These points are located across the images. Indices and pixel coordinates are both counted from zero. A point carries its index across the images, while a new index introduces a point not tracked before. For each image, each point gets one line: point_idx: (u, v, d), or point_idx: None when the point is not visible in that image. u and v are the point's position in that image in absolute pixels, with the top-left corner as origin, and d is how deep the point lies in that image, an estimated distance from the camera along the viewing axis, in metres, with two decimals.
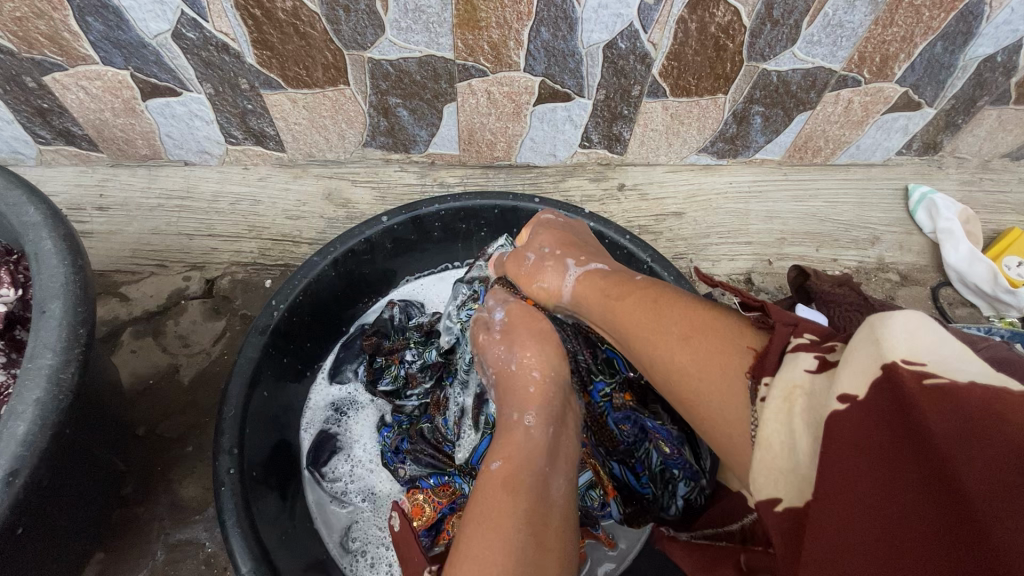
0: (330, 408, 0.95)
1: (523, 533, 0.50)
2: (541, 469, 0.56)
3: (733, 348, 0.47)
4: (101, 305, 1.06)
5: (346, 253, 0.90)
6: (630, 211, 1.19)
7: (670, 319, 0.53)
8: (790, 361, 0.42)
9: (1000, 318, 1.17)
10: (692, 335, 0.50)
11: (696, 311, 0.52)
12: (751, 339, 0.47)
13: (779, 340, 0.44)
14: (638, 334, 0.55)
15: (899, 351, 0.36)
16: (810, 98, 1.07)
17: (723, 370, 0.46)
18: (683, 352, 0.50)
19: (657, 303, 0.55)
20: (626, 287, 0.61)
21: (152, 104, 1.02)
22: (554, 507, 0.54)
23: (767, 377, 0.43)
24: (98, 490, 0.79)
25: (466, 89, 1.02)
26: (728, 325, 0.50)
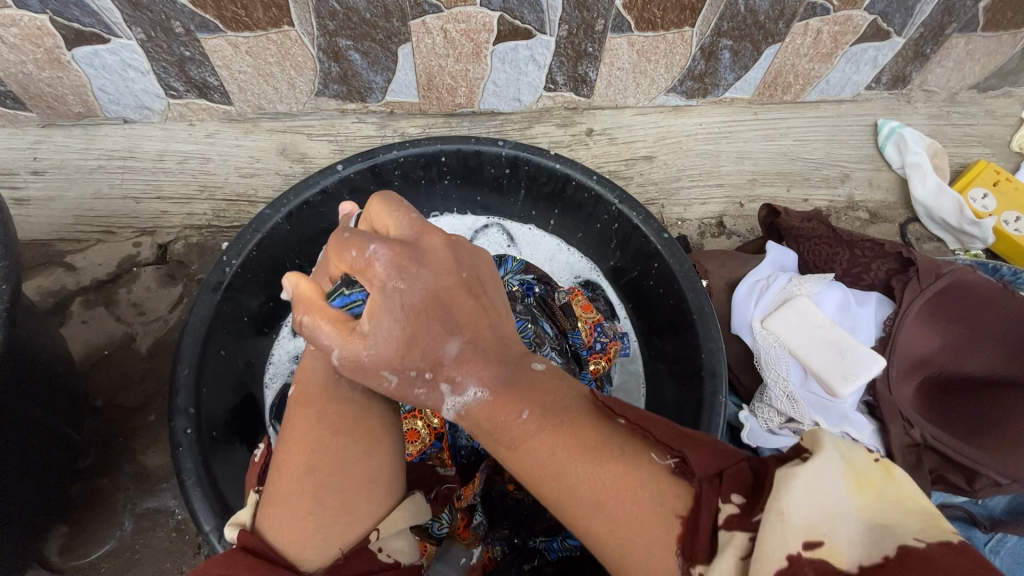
0: (296, 360, 0.91)
1: (319, 434, 0.57)
2: (333, 380, 0.62)
3: (661, 514, 0.40)
4: (45, 275, 1.01)
5: (301, 204, 0.85)
6: (599, 157, 1.17)
7: (586, 473, 0.44)
8: (724, 542, 0.37)
9: (965, 251, 1.18)
10: (609, 497, 0.42)
11: (607, 465, 0.44)
12: (676, 501, 0.41)
13: (709, 507, 0.39)
14: (552, 491, 0.45)
15: (800, 528, 0.35)
16: (779, 29, 1.04)
17: (657, 555, 0.39)
18: (599, 522, 0.42)
19: (573, 442, 0.47)
20: (515, 430, 0.50)
21: (79, 54, 0.94)
22: (350, 402, 0.61)
23: (700, 564, 0.37)
24: (45, 460, 0.75)
25: (420, 27, 0.96)
26: (651, 481, 0.42)
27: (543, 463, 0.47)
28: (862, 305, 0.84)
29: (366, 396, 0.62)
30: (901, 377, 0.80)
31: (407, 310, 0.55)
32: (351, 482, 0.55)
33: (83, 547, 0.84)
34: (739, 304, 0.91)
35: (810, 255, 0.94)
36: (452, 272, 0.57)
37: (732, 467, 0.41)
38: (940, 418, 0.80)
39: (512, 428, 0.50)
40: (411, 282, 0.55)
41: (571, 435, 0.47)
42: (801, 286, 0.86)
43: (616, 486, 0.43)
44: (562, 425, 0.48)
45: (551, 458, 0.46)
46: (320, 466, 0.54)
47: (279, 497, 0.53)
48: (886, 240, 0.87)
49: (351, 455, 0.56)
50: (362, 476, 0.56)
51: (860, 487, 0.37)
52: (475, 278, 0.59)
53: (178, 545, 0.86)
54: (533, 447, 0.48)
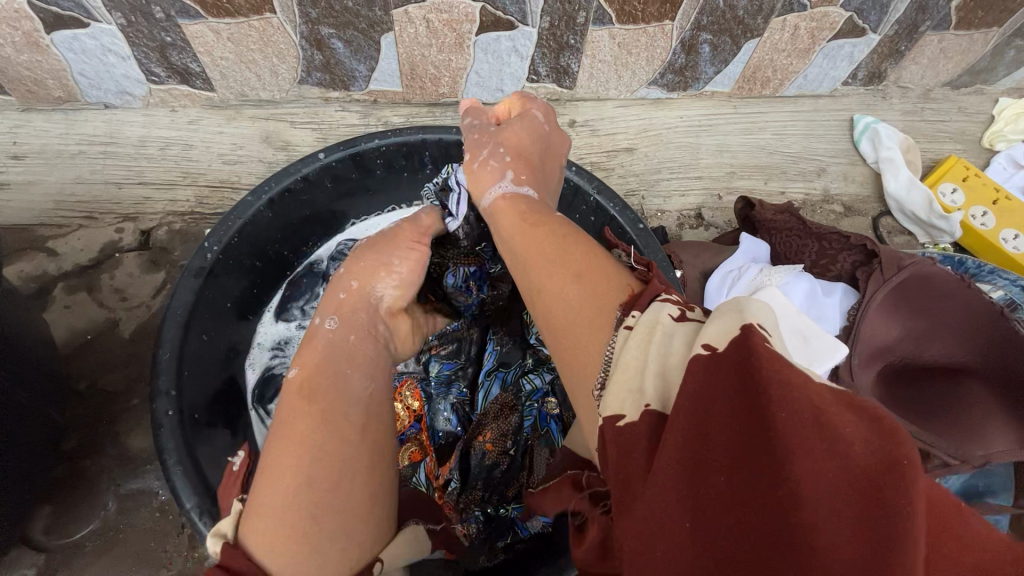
0: (276, 346, 0.93)
1: (321, 438, 0.57)
2: (339, 377, 0.62)
3: (615, 288, 0.50)
4: (27, 260, 1.01)
5: (282, 191, 0.85)
6: (581, 147, 1.18)
7: (576, 259, 0.53)
8: (657, 307, 0.45)
9: (934, 244, 1.21)
10: (584, 273, 0.52)
11: (596, 261, 0.53)
12: (631, 285, 0.50)
13: (654, 290, 0.48)
14: (540, 267, 0.55)
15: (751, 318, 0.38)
16: (757, 25, 1.06)
17: (601, 307, 0.48)
18: (572, 287, 0.51)
19: (564, 244, 0.56)
20: (549, 220, 0.61)
21: (58, 37, 0.93)
22: (354, 406, 0.61)
23: (636, 312, 0.46)
24: (27, 440, 0.77)
25: (402, 16, 0.97)
26: (612, 271, 0.52)
27: (547, 248, 0.56)
28: (829, 295, 0.89)
29: (367, 398, 0.62)
30: (863, 364, 0.83)
31: (530, 130, 0.74)
32: (349, 496, 0.56)
33: (68, 527, 0.85)
34: (712, 293, 0.94)
35: (781, 247, 0.97)
36: (558, 143, 0.78)
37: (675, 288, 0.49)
38: (900, 403, 0.84)
39: (544, 220, 0.61)
40: (545, 120, 0.76)
41: (577, 238, 0.57)
42: (771, 276, 0.89)
43: (593, 269, 0.52)
44: (572, 230, 0.58)
45: (557, 242, 0.57)
46: (318, 478, 0.55)
47: (274, 508, 0.54)
48: (851, 232, 0.90)
49: (353, 464, 0.57)
50: (359, 487, 0.57)
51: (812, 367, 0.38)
52: (553, 151, 0.76)
53: (162, 524, 0.87)
54: (538, 237, 0.58)
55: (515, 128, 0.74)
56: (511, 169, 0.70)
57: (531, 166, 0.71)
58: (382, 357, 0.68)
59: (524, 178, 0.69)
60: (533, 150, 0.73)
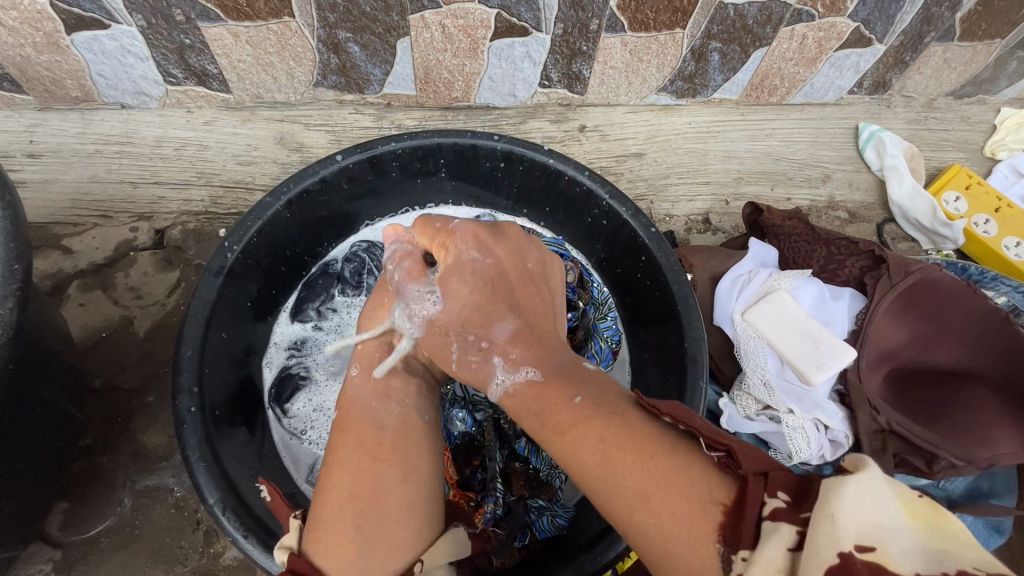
0: (292, 346, 0.94)
1: (359, 463, 0.61)
2: (370, 407, 0.67)
3: (704, 506, 0.43)
4: (43, 258, 1.02)
5: (301, 193, 0.87)
6: (591, 152, 1.20)
7: (632, 468, 0.47)
8: (770, 531, 0.40)
9: (938, 251, 1.23)
10: (656, 490, 0.46)
11: (660, 461, 0.47)
12: (720, 491, 0.44)
13: (754, 497, 0.42)
14: (595, 481, 0.49)
15: (851, 534, 0.37)
16: (767, 34, 1.08)
17: (696, 541, 0.42)
18: (646, 508, 0.45)
19: (619, 456, 0.48)
20: (564, 415, 0.54)
21: (78, 38, 0.94)
22: (385, 432, 0.64)
23: (744, 551, 0.40)
24: (47, 436, 0.77)
25: (419, 22, 0.98)
26: (694, 479, 0.45)
27: (593, 449, 0.50)
28: (837, 299, 0.89)
29: (397, 424, 0.66)
30: (869, 367, 0.85)
31: (476, 280, 0.68)
32: (392, 515, 0.58)
33: (84, 523, 0.86)
34: (721, 297, 0.96)
35: (790, 252, 0.98)
36: (514, 263, 0.70)
37: (775, 469, 0.44)
38: (906, 407, 0.84)
39: (561, 413, 0.54)
40: (484, 253, 0.70)
41: (625, 425, 0.50)
42: (780, 281, 0.91)
43: (664, 479, 0.46)
44: (613, 414, 0.52)
45: (598, 443, 0.50)
46: (361, 495, 0.58)
47: (325, 523, 0.57)
48: (860, 239, 0.92)
49: (390, 484, 0.60)
50: (399, 503, 0.59)
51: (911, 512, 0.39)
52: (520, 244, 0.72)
53: (177, 521, 0.88)
54: (579, 436, 0.52)
55: (463, 283, 0.68)
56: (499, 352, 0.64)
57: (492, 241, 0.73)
58: (410, 381, 0.71)
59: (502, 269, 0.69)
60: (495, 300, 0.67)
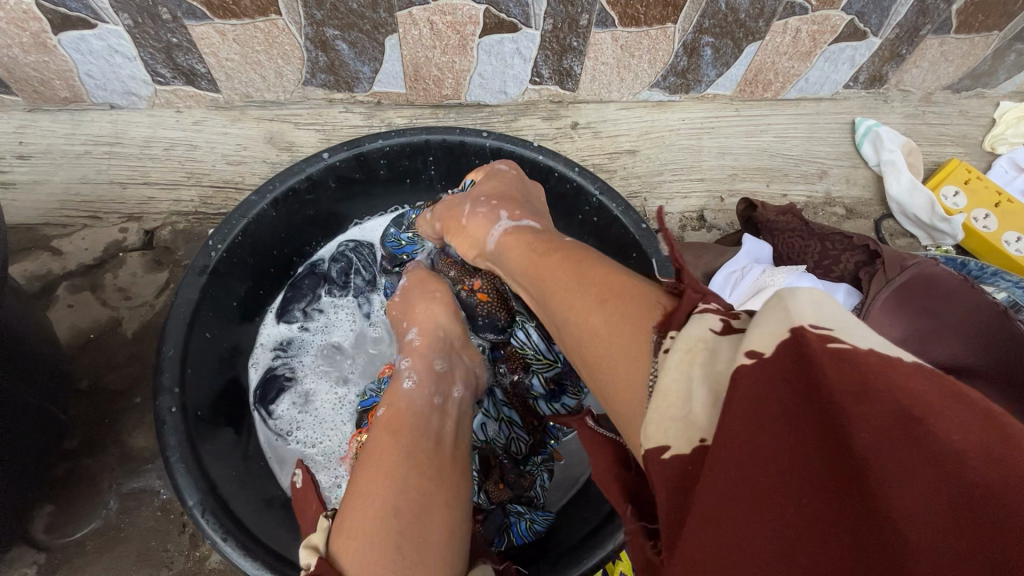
0: (278, 348, 0.93)
1: (408, 472, 0.56)
2: (420, 417, 0.65)
3: (637, 311, 0.43)
4: (32, 260, 1.02)
5: (287, 192, 0.86)
6: (583, 149, 1.19)
7: (590, 278, 0.49)
8: (696, 320, 0.38)
9: (937, 246, 1.21)
10: (605, 294, 0.46)
11: (611, 278, 0.47)
12: (663, 301, 0.43)
13: (686, 306, 0.40)
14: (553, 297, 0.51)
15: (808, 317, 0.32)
16: (759, 27, 1.06)
17: (633, 331, 0.42)
18: (594, 311, 0.46)
19: (578, 272, 0.50)
20: (547, 252, 0.57)
21: (65, 38, 0.94)
22: (437, 445, 0.62)
23: (671, 331, 0.39)
24: (29, 438, 0.77)
25: (407, 18, 0.97)
26: (637, 291, 0.45)
27: (560, 272, 0.52)
28: (831, 295, 0.88)
29: (446, 442, 0.63)
30: None
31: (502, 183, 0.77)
32: (432, 533, 0.53)
33: (69, 526, 0.85)
34: (714, 294, 0.94)
35: (784, 248, 0.97)
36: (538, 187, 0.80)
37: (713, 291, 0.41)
38: None
39: (547, 252, 0.58)
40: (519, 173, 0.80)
41: (590, 261, 0.51)
42: (774, 276, 0.89)
43: (609, 292, 0.46)
44: (583, 254, 0.53)
45: (566, 272, 0.51)
46: (405, 507, 0.53)
47: (360, 529, 0.52)
48: (854, 233, 0.91)
49: (436, 502, 0.55)
50: (442, 526, 0.54)
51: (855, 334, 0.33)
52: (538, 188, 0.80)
53: (164, 523, 0.87)
54: (551, 266, 0.54)
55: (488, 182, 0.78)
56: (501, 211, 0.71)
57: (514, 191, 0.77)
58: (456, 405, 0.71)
59: (519, 214, 0.69)
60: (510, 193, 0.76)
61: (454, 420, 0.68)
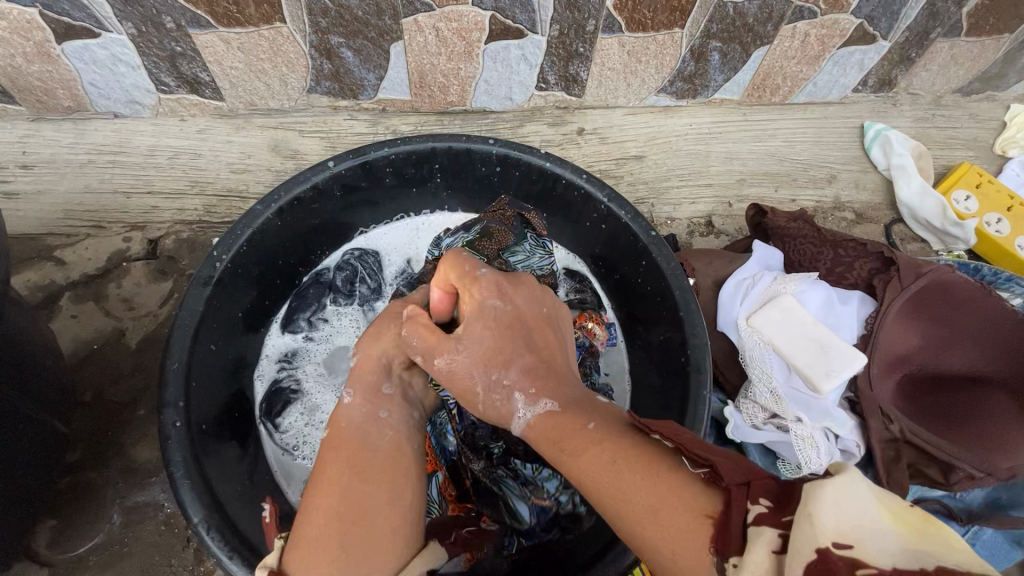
0: (283, 359, 0.92)
1: (346, 483, 0.58)
2: (363, 428, 0.65)
3: (693, 517, 0.40)
4: (35, 270, 1.01)
5: (292, 201, 0.85)
6: (590, 156, 1.18)
7: (634, 488, 0.44)
8: (754, 535, 0.37)
9: (949, 251, 1.19)
10: (658, 507, 0.43)
11: (660, 480, 0.44)
12: (706, 501, 0.41)
13: (737, 509, 0.39)
14: (608, 505, 0.46)
15: (829, 531, 0.33)
16: (767, 32, 1.05)
17: (697, 550, 0.39)
18: (652, 528, 0.42)
19: (623, 471, 0.46)
20: (579, 437, 0.51)
21: (69, 48, 0.94)
22: (377, 451, 0.63)
23: (734, 556, 0.37)
24: (31, 453, 0.76)
25: (413, 25, 0.96)
26: (686, 487, 0.43)
27: (605, 472, 0.47)
28: (845, 303, 0.86)
29: (391, 448, 0.64)
30: (881, 374, 0.82)
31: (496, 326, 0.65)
32: (372, 532, 0.56)
33: (71, 541, 0.84)
34: (724, 302, 0.92)
35: (795, 254, 0.95)
36: (533, 306, 0.68)
37: (760, 478, 0.40)
38: (920, 414, 0.81)
39: (575, 437, 0.52)
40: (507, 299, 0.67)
41: (633, 453, 0.47)
42: (786, 284, 0.88)
43: (665, 495, 0.43)
44: (619, 441, 0.49)
45: (610, 465, 0.47)
46: (347, 511, 0.56)
47: (308, 538, 0.55)
48: (868, 240, 0.89)
49: (377, 502, 0.58)
50: (386, 525, 0.57)
51: (896, 518, 0.34)
52: (555, 317, 0.70)
53: (167, 538, 0.86)
54: (591, 459, 0.49)
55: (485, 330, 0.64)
56: (518, 385, 0.61)
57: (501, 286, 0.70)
58: (404, 406, 0.70)
59: (535, 392, 0.60)
60: (513, 342, 0.64)
61: (400, 425, 0.67)
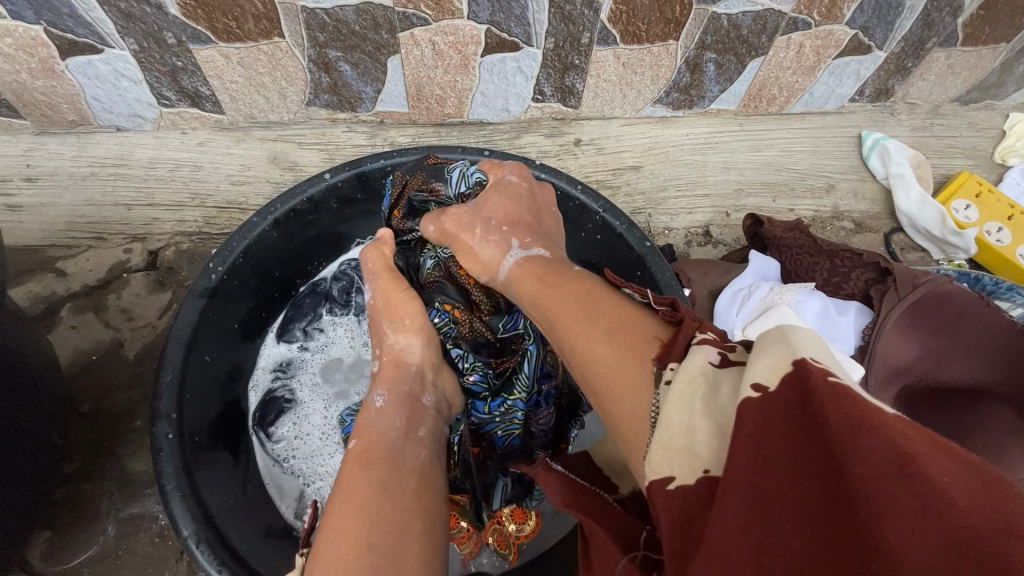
0: (278, 368, 0.92)
1: (378, 505, 0.56)
2: (396, 448, 0.65)
3: (643, 339, 0.46)
4: (36, 280, 1.02)
5: (288, 213, 0.86)
6: (587, 166, 1.18)
7: (597, 306, 0.51)
8: (695, 352, 0.41)
9: (949, 261, 1.19)
10: (615, 326, 0.48)
11: (616, 308, 0.50)
12: (658, 331, 0.46)
13: (685, 333, 0.44)
14: (563, 327, 0.52)
15: (788, 355, 0.34)
16: (762, 43, 1.06)
17: (634, 357, 0.45)
18: (601, 336, 0.48)
19: (588, 302, 0.52)
20: (563, 280, 0.58)
21: (72, 64, 0.95)
22: (408, 475, 0.62)
23: (672, 362, 0.42)
24: (26, 464, 0.76)
25: (409, 39, 0.98)
26: (637, 317, 0.49)
27: (570, 303, 0.53)
28: (841, 314, 0.86)
29: (421, 473, 0.64)
30: (879, 386, 0.81)
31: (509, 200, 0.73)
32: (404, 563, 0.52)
33: (65, 552, 0.84)
34: (721, 312, 0.92)
35: (792, 265, 0.95)
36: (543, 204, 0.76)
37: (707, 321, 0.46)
38: (921, 426, 0.80)
39: (563, 277, 0.58)
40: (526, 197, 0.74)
41: (600, 291, 0.53)
42: (782, 294, 0.88)
43: (616, 320, 0.49)
44: (591, 285, 0.55)
45: (578, 299, 0.53)
46: (380, 540, 0.53)
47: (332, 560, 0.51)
48: (864, 250, 0.89)
49: (410, 532, 0.55)
50: (417, 553, 0.54)
51: None
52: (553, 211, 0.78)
53: (161, 550, 0.86)
54: (560, 295, 0.55)
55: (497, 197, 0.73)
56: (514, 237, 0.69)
57: (528, 227, 0.71)
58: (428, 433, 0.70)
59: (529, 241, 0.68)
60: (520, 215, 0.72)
61: (429, 451, 0.68)
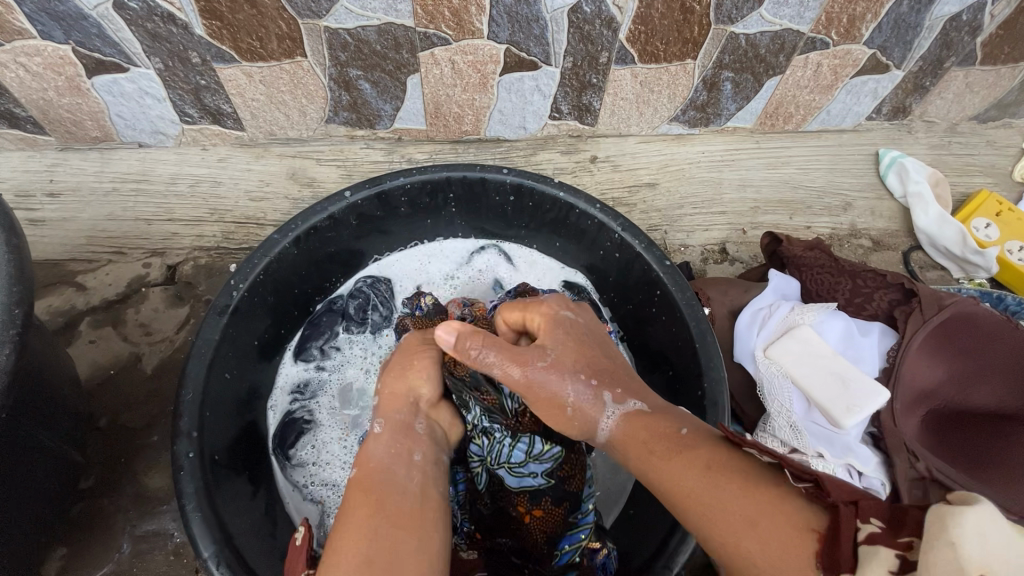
0: (295, 389, 0.91)
1: (380, 526, 0.57)
2: (394, 467, 0.64)
3: (799, 531, 0.43)
4: (56, 294, 1.03)
5: (308, 231, 0.86)
6: (603, 183, 1.18)
7: (725, 481, 0.49)
8: (872, 554, 0.38)
9: (970, 280, 1.17)
10: (756, 518, 0.46)
11: (757, 493, 0.47)
12: (814, 519, 0.44)
13: (847, 528, 0.41)
14: (685, 502, 0.51)
15: (976, 563, 0.34)
16: (779, 62, 1.06)
17: (797, 558, 0.42)
18: (741, 524, 0.46)
19: (715, 471, 0.51)
20: (672, 442, 0.56)
21: (98, 82, 0.97)
22: (409, 497, 0.61)
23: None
24: (45, 481, 0.76)
25: (429, 58, 0.99)
26: (781, 501, 0.46)
27: (692, 477, 0.52)
28: (866, 334, 0.85)
29: (421, 493, 0.63)
30: (906, 410, 0.79)
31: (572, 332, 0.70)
32: None
33: (81, 570, 0.84)
34: (741, 332, 0.91)
35: (812, 283, 0.93)
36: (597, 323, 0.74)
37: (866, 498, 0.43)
38: (946, 450, 0.78)
39: (667, 440, 0.57)
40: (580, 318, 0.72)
41: (727, 462, 0.51)
42: (804, 315, 0.86)
43: (754, 502, 0.47)
44: (714, 448, 0.53)
45: (701, 471, 0.51)
46: (378, 560, 0.54)
47: None
48: (887, 271, 0.88)
49: (406, 551, 0.55)
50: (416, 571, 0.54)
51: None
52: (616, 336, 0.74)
53: (176, 569, 0.85)
54: (678, 464, 0.54)
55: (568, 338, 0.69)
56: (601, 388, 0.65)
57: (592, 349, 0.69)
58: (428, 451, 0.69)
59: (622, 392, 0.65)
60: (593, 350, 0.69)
61: (428, 470, 0.66)
